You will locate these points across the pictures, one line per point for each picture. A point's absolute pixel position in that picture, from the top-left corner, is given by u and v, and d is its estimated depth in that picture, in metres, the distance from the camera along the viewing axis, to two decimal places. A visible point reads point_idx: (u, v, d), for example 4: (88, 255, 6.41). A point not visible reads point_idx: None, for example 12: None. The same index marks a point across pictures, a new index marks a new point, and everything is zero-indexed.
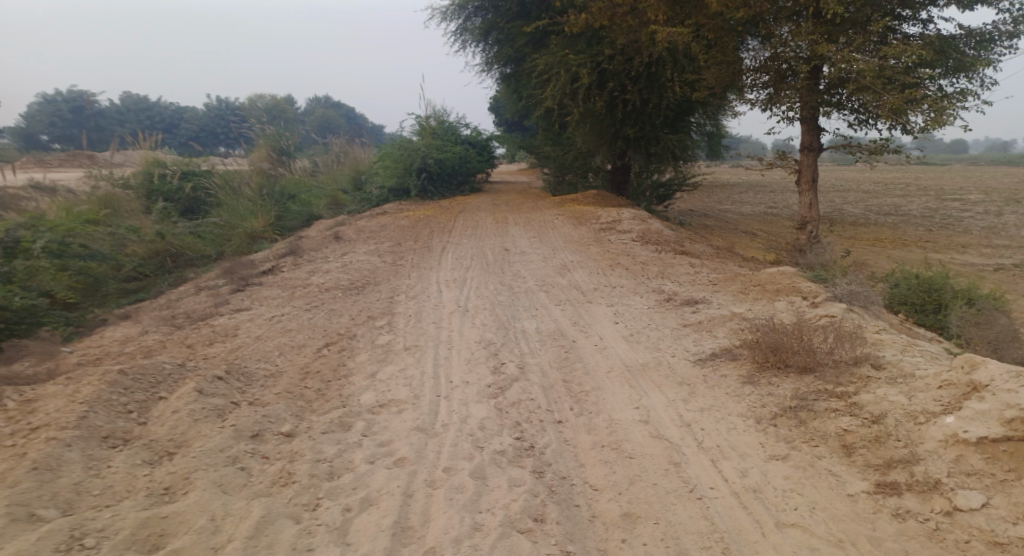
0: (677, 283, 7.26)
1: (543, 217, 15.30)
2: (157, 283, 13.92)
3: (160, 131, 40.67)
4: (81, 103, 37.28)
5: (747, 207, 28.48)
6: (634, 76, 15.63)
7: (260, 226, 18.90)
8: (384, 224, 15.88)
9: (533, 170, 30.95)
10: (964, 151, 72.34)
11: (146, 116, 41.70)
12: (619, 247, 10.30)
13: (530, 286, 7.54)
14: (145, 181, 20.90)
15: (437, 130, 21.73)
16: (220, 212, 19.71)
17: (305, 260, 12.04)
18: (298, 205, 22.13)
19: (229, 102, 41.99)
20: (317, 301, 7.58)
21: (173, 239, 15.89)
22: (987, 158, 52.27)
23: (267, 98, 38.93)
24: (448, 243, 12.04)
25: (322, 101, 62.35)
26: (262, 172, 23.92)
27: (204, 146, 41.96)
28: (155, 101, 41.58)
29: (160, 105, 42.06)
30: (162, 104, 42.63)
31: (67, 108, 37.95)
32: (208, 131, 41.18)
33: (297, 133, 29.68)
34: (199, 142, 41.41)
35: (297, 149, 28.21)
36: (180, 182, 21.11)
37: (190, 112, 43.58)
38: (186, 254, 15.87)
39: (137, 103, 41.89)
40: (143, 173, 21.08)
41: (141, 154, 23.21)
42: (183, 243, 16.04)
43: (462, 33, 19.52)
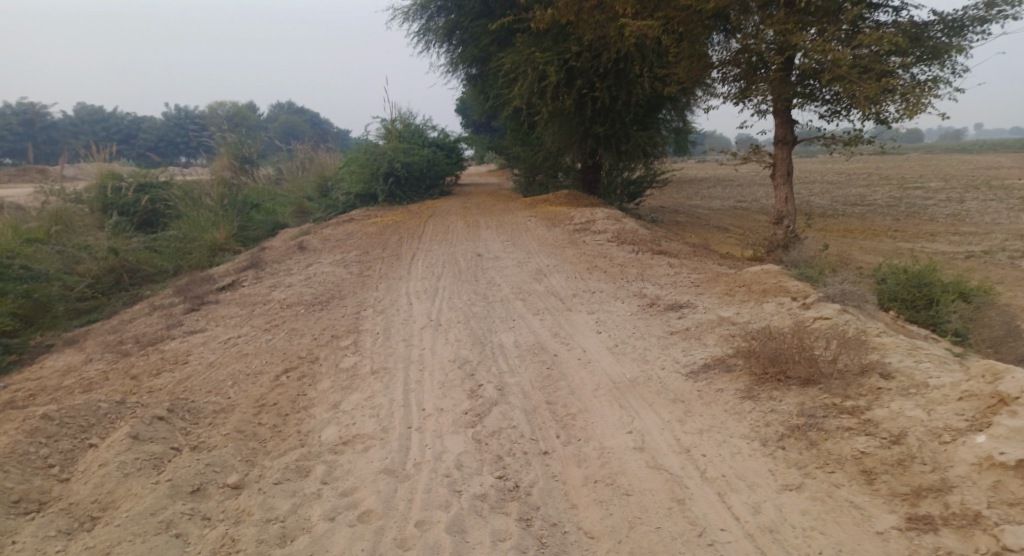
0: (658, 286, 6.95)
1: (515, 219, 14.95)
2: (112, 302, 13.25)
3: (116, 143, 39.46)
4: (32, 116, 36.10)
5: (717, 201, 28.52)
6: (602, 73, 15.37)
7: (222, 238, 18.19)
8: (351, 232, 15.35)
9: (502, 171, 30.60)
10: (920, 139, 74.15)
11: (102, 127, 40.39)
12: (595, 249, 9.99)
13: (505, 295, 7.15)
14: (98, 195, 20.04)
15: (403, 133, 21.22)
16: (179, 225, 18.97)
17: (268, 273, 11.49)
18: (262, 214, 21.44)
19: (188, 110, 40.87)
20: (277, 319, 7.09)
21: (129, 254, 15.19)
22: (944, 145, 53.55)
23: (227, 105, 37.95)
24: (418, 250, 11.59)
25: (285, 107, 61.23)
26: (224, 181, 23.17)
27: (165, 156, 40.81)
28: (111, 111, 40.31)
29: (117, 116, 40.86)
30: (118, 114, 41.33)
31: (18, 120, 36.55)
32: (167, 141, 40.04)
33: (259, 140, 28.89)
34: (159, 152, 40.25)
35: (260, 157, 27.44)
36: (136, 195, 20.27)
37: (148, 122, 42.37)
38: (143, 270, 15.17)
39: (92, 114, 40.61)
40: (96, 187, 20.19)
41: (95, 167, 22.27)
42: (140, 259, 15.34)
43: (425, 33, 19.06)
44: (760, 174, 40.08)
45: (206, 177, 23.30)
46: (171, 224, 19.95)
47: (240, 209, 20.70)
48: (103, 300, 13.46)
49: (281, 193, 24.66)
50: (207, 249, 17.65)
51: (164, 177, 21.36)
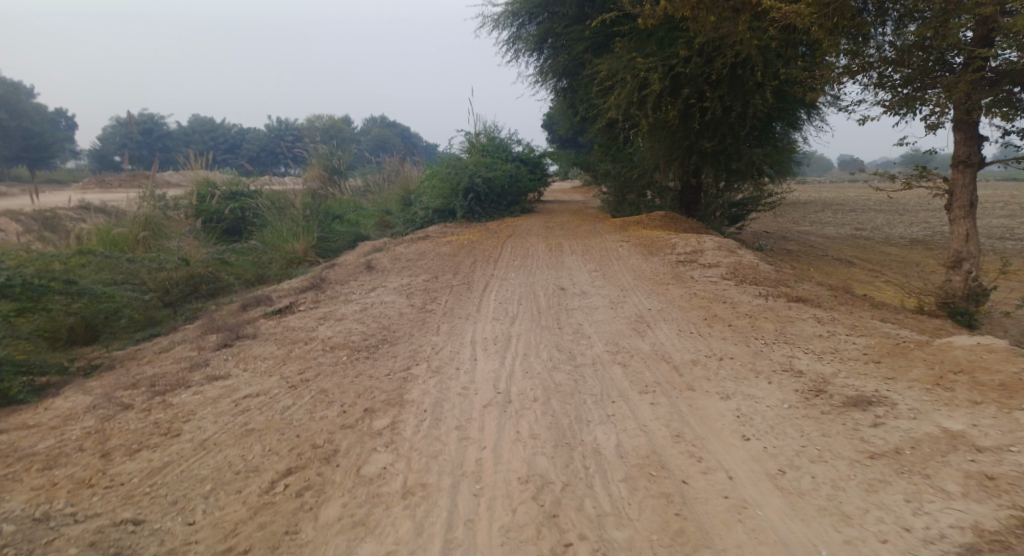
0: (814, 358, 5.06)
1: (606, 243, 13.29)
2: (177, 314, 12.51)
3: (220, 153, 40.96)
4: (147, 125, 37.89)
5: (830, 229, 25.69)
6: (714, 80, 13.48)
7: (299, 251, 17.48)
8: (424, 251, 14.14)
9: (589, 189, 28.90)
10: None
11: (210, 137, 41.85)
12: (708, 289, 8.14)
13: (597, 353, 5.46)
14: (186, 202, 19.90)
15: (487, 147, 20.04)
16: (258, 236, 18.47)
17: (328, 297, 10.32)
18: (345, 226, 20.70)
19: (288, 122, 41.82)
20: (312, 368, 5.71)
21: (201, 263, 14.55)
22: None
23: (322, 118, 38.40)
24: (494, 277, 10.11)
25: (377, 119, 62.20)
26: (308, 192, 22.77)
27: (264, 165, 41.78)
28: (218, 122, 41.68)
29: (224, 126, 42.49)
30: (225, 124, 42.70)
31: (138, 130, 38.48)
32: (267, 151, 40.91)
33: (348, 151, 28.64)
34: (259, 162, 41.22)
35: (348, 168, 27.12)
36: (223, 203, 19.98)
37: (250, 132, 43.71)
38: (215, 281, 14.50)
39: (202, 125, 42.40)
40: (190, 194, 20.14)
41: (192, 175, 22.37)
42: (214, 269, 14.71)
43: (514, 42, 17.75)
44: (873, 201, 36.49)
45: (291, 187, 22.91)
46: (252, 234, 19.52)
47: (322, 219, 20.07)
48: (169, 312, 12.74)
49: (362, 206, 24.01)
50: (282, 262, 16.95)
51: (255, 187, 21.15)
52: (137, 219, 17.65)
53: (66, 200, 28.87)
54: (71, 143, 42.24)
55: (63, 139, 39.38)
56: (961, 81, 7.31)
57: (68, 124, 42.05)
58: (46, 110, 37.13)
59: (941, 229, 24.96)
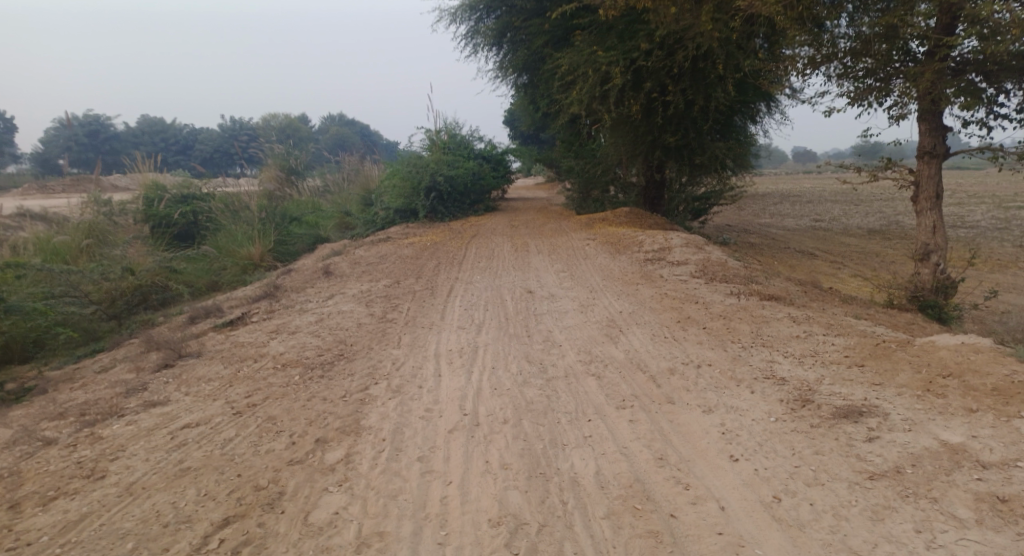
0: (795, 361, 4.83)
1: (571, 242, 13.01)
2: (122, 327, 11.78)
3: (172, 156, 39.49)
4: (93, 127, 36.28)
5: (791, 220, 25.96)
6: (675, 74, 13.30)
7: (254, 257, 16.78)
8: (385, 254, 13.65)
9: (552, 185, 28.68)
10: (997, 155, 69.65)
11: (161, 138, 40.36)
12: (679, 289, 7.91)
13: (569, 363, 5.15)
14: (133, 207, 18.96)
15: (448, 144, 19.57)
16: (211, 242, 17.69)
17: (283, 306, 9.80)
18: (303, 228, 20.01)
19: (242, 122, 40.55)
20: (261, 390, 5.26)
21: (148, 272, 13.78)
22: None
23: (277, 117, 37.33)
24: (458, 281, 9.72)
25: (335, 118, 60.97)
26: (264, 194, 21.96)
27: (219, 166, 40.44)
28: (169, 123, 40.19)
29: (175, 127, 41.00)
30: (176, 124, 41.20)
31: (83, 132, 36.83)
32: (222, 152, 39.60)
33: (305, 150, 27.81)
34: (213, 163, 39.89)
35: (306, 168, 26.35)
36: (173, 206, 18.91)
37: (203, 133, 42.26)
38: (163, 291, 13.75)
39: (152, 126, 40.85)
40: (141, 199, 19.18)
41: (141, 179, 21.36)
42: (163, 278, 13.96)
43: (472, 36, 17.34)
44: (831, 192, 37.15)
45: (245, 189, 22.07)
46: (205, 239, 18.70)
47: (279, 222, 19.36)
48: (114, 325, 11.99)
49: (320, 207, 23.30)
50: (237, 268, 16.24)
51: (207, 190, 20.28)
52: (79, 227, 16.69)
53: (3, 207, 27.32)
54: (11, 147, 40.21)
55: (2, 143, 37.44)
56: (925, 71, 7.20)
57: (8, 127, 40.01)
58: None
59: (897, 218, 25.44)
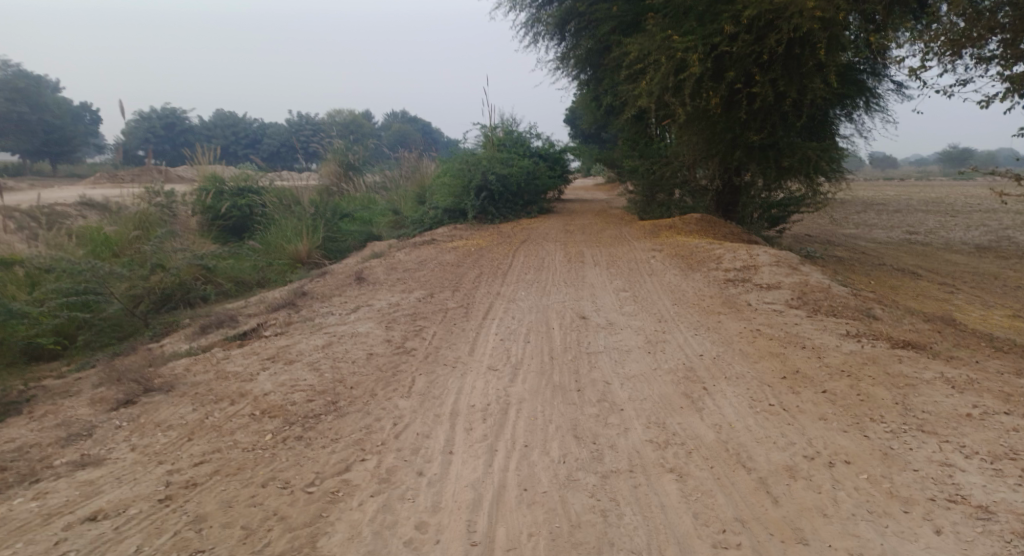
0: (985, 471, 3.21)
1: (634, 252, 11.43)
2: (147, 327, 10.82)
3: (240, 149, 39.69)
4: (167, 119, 36.72)
5: (880, 233, 23.45)
6: (764, 62, 11.54)
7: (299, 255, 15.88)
8: (426, 259, 12.40)
9: (614, 187, 26.97)
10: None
11: (232, 132, 40.62)
12: (774, 325, 6.27)
13: (635, 443, 3.66)
14: (185, 198, 18.33)
15: (504, 141, 18.27)
16: (260, 237, 16.86)
17: (302, 319, 8.60)
18: (354, 224, 19.07)
19: (307, 117, 40.40)
20: (218, 452, 3.96)
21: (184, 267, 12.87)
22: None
23: (342, 113, 36.99)
24: (501, 299, 8.30)
25: (399, 114, 60.73)
26: (318, 189, 21.17)
27: (284, 160, 40.41)
28: (241, 117, 40.44)
29: (245, 121, 41.23)
30: (247, 119, 41.41)
31: (160, 124, 37.31)
32: (287, 147, 39.45)
33: (363, 145, 27.03)
34: (278, 157, 39.80)
35: (363, 163, 25.57)
36: (226, 199, 18.34)
37: (271, 127, 42.33)
38: (199, 289, 12.82)
39: (222, 120, 41.25)
40: (195, 191, 18.63)
41: (199, 171, 20.87)
42: (198, 274, 13.04)
43: (533, 24, 15.88)
44: (922, 202, 34.03)
45: (298, 183, 21.28)
46: (255, 233, 17.90)
47: (329, 217, 18.42)
48: (141, 323, 11.04)
49: (375, 203, 22.32)
50: (282, 265, 15.27)
51: (262, 182, 19.53)
52: (128, 218, 16.13)
53: (70, 195, 27.47)
54: (97, 138, 41.17)
55: (86, 133, 38.38)
56: None
57: (95, 118, 40.83)
58: (70, 103, 36.03)
59: (1005, 234, 22.62)
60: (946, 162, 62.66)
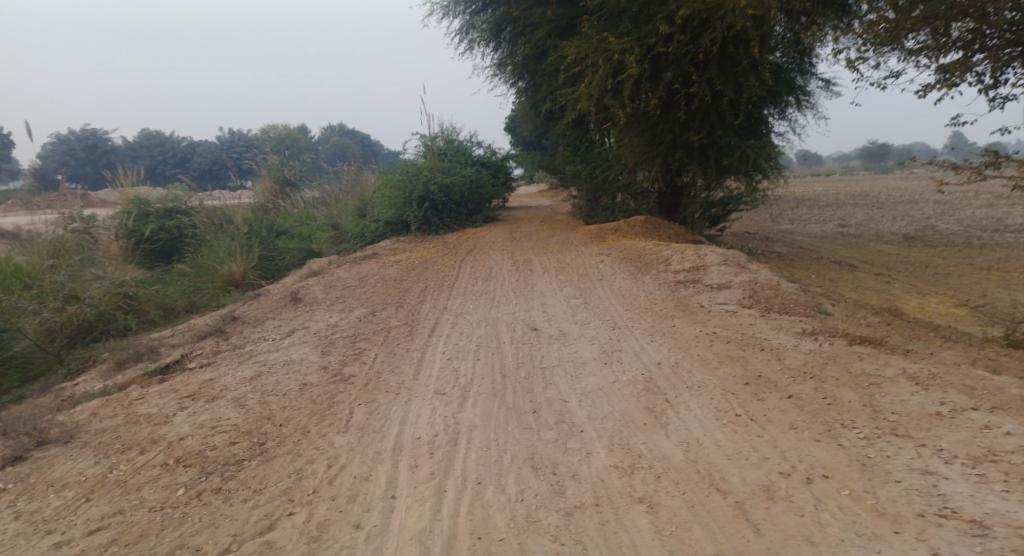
0: (969, 477, 3.00)
1: (582, 257, 11.20)
2: (62, 363, 9.90)
3: (169, 169, 37.94)
4: (89, 139, 34.76)
5: (816, 227, 24.11)
6: (699, 61, 11.56)
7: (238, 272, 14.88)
8: (367, 274, 11.85)
9: (557, 193, 26.91)
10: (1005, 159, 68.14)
11: (159, 152, 38.80)
12: (729, 327, 6.08)
13: (598, 470, 3.32)
14: (107, 221, 17.16)
15: (444, 150, 17.88)
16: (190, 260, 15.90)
17: (232, 347, 7.96)
18: (292, 241, 18.29)
19: (240, 133, 38.99)
20: (121, 514, 3.41)
21: (105, 295, 11.89)
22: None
23: (276, 128, 35.84)
24: (448, 314, 7.89)
25: (336, 128, 59.50)
26: (252, 207, 20.26)
27: (216, 178, 38.83)
28: (168, 136, 38.67)
29: (173, 139, 39.46)
30: (175, 137, 39.63)
31: (80, 145, 35.27)
32: (220, 164, 37.92)
33: (299, 159, 26.15)
34: (210, 176, 38.21)
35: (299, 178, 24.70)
36: (154, 221, 17.27)
37: (201, 144, 40.65)
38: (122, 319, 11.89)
39: (149, 138, 39.38)
40: (119, 213, 17.49)
41: (122, 192, 19.65)
42: (120, 303, 12.11)
43: (467, 31, 15.58)
44: (851, 196, 35.35)
45: (230, 201, 20.30)
46: (185, 256, 16.88)
47: (266, 234, 17.59)
48: (56, 359, 10.11)
49: (313, 218, 21.51)
50: (216, 288, 14.39)
51: (193, 202, 18.48)
52: (42, 246, 14.94)
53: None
54: (10, 162, 38.59)
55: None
56: None
57: (7, 141, 38.25)
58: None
59: (930, 223, 23.60)
60: (868, 157, 65.69)
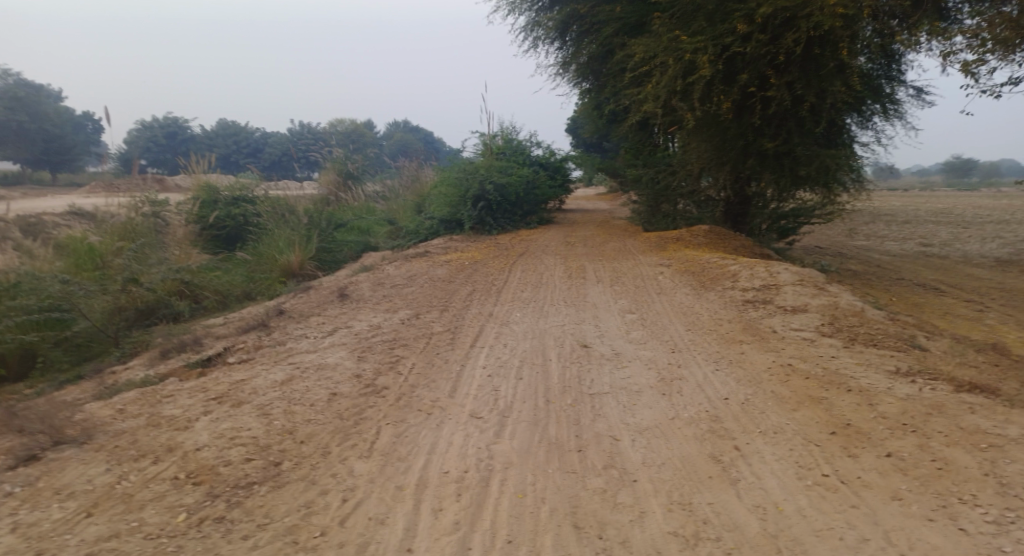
0: None
1: (640, 267, 10.58)
2: (116, 346, 9.92)
3: (241, 158, 38.99)
4: (170, 127, 36.06)
5: (893, 245, 22.61)
6: (780, 63, 10.75)
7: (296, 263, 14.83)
8: (417, 273, 11.56)
9: (617, 196, 26.15)
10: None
11: (233, 141, 39.90)
12: (809, 359, 5.38)
13: (653, 537, 2.79)
14: (180, 207, 17.55)
15: (504, 150, 17.49)
16: (249, 249, 15.99)
17: (272, 343, 7.71)
18: (349, 234, 18.28)
19: (309, 126, 39.75)
20: (115, 539, 3.07)
21: (163, 280, 11.93)
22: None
23: (343, 122, 36.29)
24: (494, 322, 7.44)
25: (399, 123, 60.09)
26: (313, 198, 20.38)
27: (284, 169, 39.68)
28: (241, 126, 39.66)
29: (247, 130, 40.52)
30: (247, 128, 40.63)
31: (161, 133, 36.59)
32: (288, 156, 38.70)
33: (362, 153, 26.30)
34: (279, 166, 39.07)
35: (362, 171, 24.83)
36: (224, 209, 17.53)
37: (273, 136, 41.65)
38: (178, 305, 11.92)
39: (225, 128, 40.58)
40: (192, 200, 17.86)
41: (193, 179, 20.10)
42: (175, 289, 12.17)
43: (532, 28, 15.12)
44: (933, 213, 33.21)
45: (293, 191, 20.48)
46: (245, 244, 17.00)
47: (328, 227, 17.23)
48: (111, 343, 10.12)
49: (372, 212, 21.45)
50: (270, 278, 14.37)
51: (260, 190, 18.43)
52: (111, 228, 15.31)
53: (61, 204, 26.63)
54: (98, 147, 40.48)
55: (87, 142, 37.73)
56: None
57: (94, 127, 39.61)
58: (71, 111, 35.39)
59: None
60: (951, 172, 61.93)
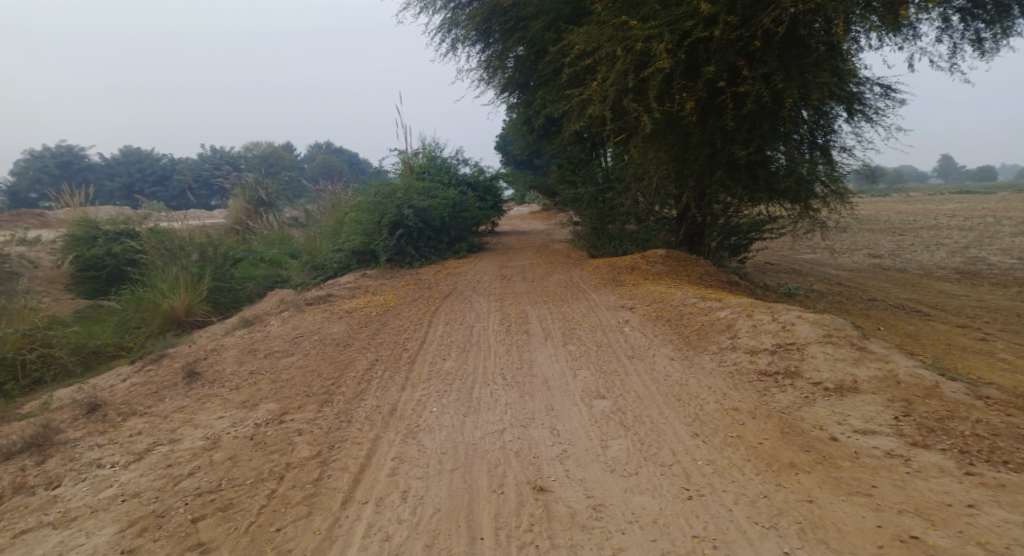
0: None
1: (597, 311, 8.19)
2: None
3: (145, 187, 34.68)
4: (64, 155, 31.48)
5: (843, 256, 21.36)
6: (751, 52, 8.69)
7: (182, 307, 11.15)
8: (306, 330, 8.81)
9: (553, 216, 24.02)
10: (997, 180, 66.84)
11: (137, 168, 35.41)
12: (939, 520, 3.02)
13: None
14: (55, 244, 13.95)
15: (426, 169, 15.03)
16: (117, 297, 12.74)
17: (40, 482, 4.77)
18: (265, 264, 15.27)
19: (222, 150, 35.98)
20: None
21: None
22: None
23: (259, 145, 32.81)
24: (394, 428, 4.82)
25: (323, 145, 56.44)
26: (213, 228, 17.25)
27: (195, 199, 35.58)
28: (146, 151, 35.09)
29: (152, 155, 36.23)
30: (153, 154, 36.01)
31: (53, 162, 31.78)
32: (200, 183, 34.68)
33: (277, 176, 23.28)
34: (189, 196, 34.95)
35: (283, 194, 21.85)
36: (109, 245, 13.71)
37: (181, 161, 37.39)
38: None
39: (127, 154, 36.15)
40: (68, 236, 14.01)
41: (66, 213, 16.56)
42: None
43: (449, 27, 12.68)
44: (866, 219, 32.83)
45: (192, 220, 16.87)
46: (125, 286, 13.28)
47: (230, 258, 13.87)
48: None
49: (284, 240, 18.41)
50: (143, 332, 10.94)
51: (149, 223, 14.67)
52: None
53: None
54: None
55: None
56: None
57: None
58: None
59: (969, 253, 20.94)
60: None
